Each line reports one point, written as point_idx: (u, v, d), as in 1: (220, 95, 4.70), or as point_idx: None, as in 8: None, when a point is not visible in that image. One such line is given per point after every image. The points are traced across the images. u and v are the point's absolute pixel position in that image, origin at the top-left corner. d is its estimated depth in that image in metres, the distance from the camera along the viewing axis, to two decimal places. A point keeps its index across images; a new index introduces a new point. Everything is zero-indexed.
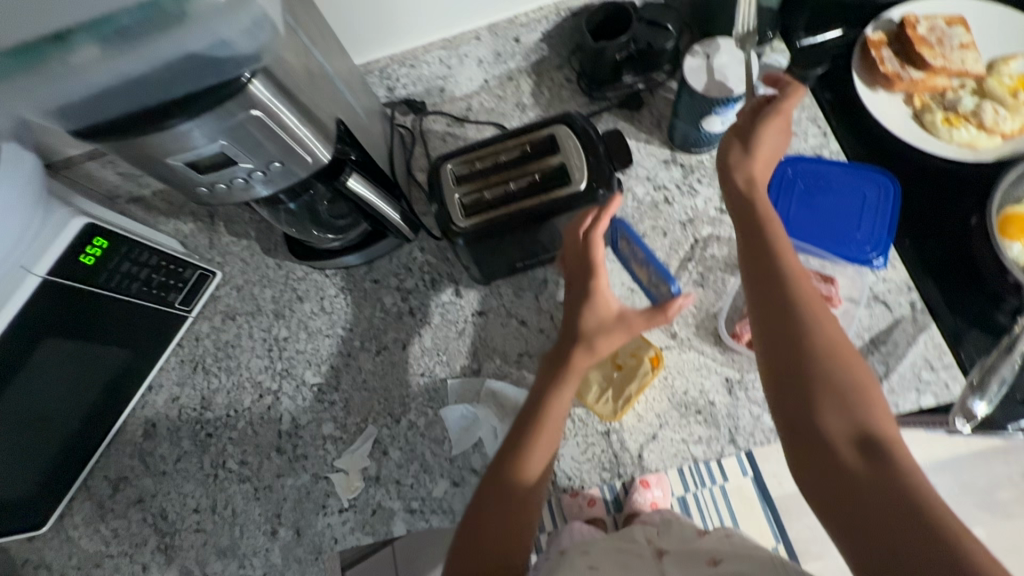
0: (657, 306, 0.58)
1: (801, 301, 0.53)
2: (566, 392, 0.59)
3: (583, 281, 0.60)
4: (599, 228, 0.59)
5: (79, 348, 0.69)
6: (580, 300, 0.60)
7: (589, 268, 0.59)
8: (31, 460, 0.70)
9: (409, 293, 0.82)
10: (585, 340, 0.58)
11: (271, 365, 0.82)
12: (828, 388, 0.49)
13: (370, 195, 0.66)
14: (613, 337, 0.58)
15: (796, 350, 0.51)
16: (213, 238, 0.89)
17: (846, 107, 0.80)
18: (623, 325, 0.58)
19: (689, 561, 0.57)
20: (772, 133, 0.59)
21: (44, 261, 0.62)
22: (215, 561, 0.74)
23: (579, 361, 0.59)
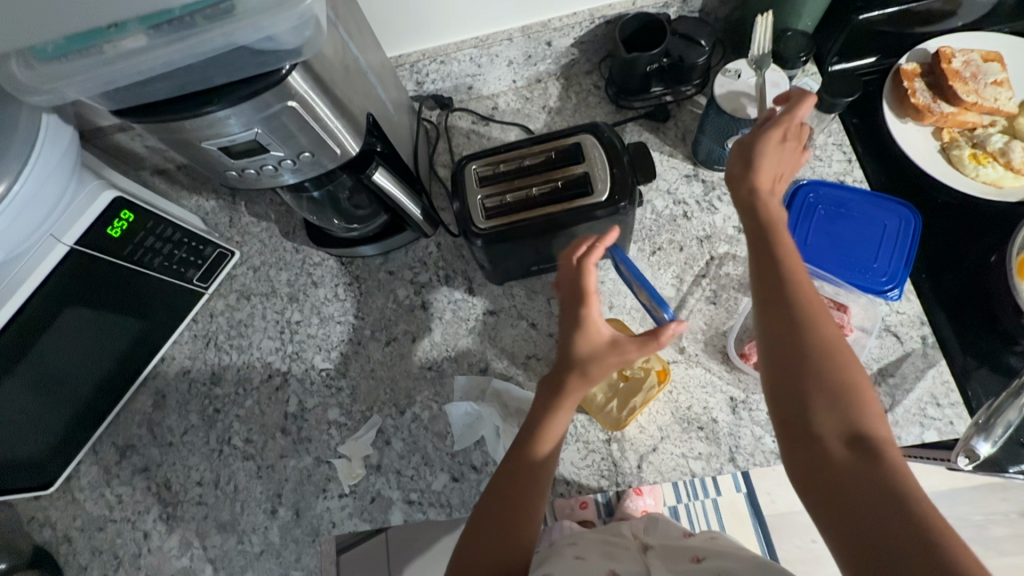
0: (650, 332, 0.53)
1: (801, 298, 0.50)
2: (561, 415, 0.57)
3: (573, 309, 0.57)
4: (594, 256, 0.55)
5: (97, 317, 0.71)
6: (571, 326, 0.56)
7: (579, 296, 0.56)
8: (46, 421, 0.72)
9: (423, 287, 0.83)
10: (579, 367, 0.56)
11: (281, 347, 0.83)
12: (823, 391, 0.47)
13: (394, 190, 0.67)
14: (606, 363, 0.54)
15: (792, 350, 0.49)
16: (234, 217, 0.91)
17: (873, 136, 0.80)
18: (617, 352, 0.54)
19: (672, 557, 0.58)
20: (779, 136, 0.55)
21: (72, 231, 0.63)
22: (214, 534, 0.75)
23: (575, 389, 0.56)
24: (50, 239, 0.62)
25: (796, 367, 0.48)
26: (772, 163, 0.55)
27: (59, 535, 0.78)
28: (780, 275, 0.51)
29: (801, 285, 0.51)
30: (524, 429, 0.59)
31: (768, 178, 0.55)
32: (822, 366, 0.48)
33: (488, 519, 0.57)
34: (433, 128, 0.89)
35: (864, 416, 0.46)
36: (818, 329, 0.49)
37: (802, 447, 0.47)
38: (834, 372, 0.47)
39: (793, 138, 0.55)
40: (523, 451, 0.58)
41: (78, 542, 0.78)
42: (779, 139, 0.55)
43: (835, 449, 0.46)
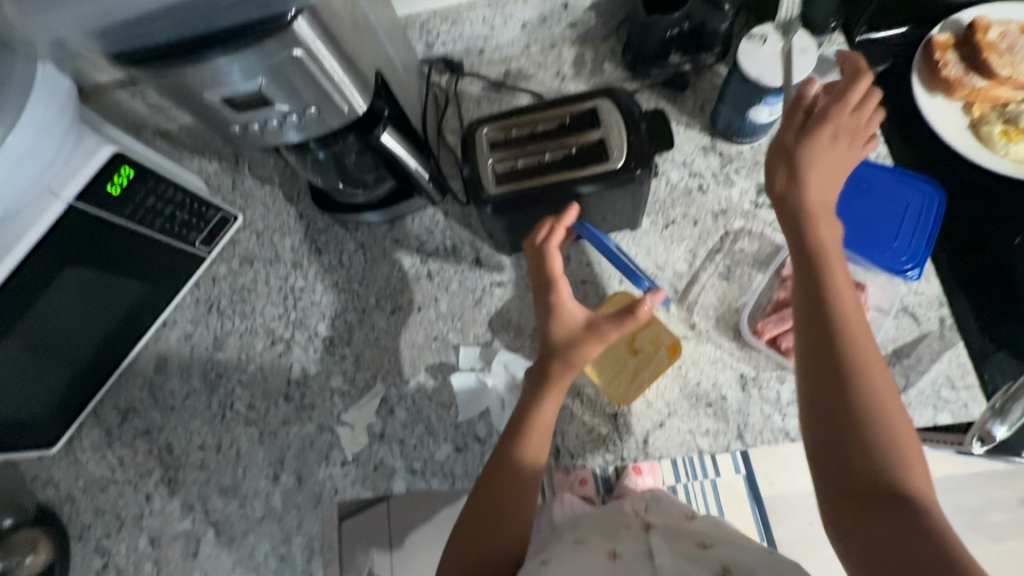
0: (626, 309, 0.60)
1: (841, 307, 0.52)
2: (552, 401, 0.61)
3: (546, 296, 0.63)
4: (554, 240, 0.62)
5: (96, 278, 0.69)
6: (547, 313, 0.63)
7: (549, 281, 0.63)
8: (46, 381, 0.71)
9: (429, 257, 0.81)
10: (562, 352, 0.61)
11: (285, 314, 0.82)
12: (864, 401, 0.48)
13: (403, 152, 0.65)
14: (585, 349, 0.60)
15: (835, 380, 0.50)
16: (237, 181, 0.89)
17: (899, 111, 0.77)
18: (594, 334, 0.60)
19: (677, 540, 0.57)
20: (832, 140, 0.54)
21: (71, 186, 0.61)
22: (216, 498, 0.75)
23: (558, 373, 0.61)
24: (48, 194, 0.60)
25: (844, 382, 0.49)
26: (816, 163, 0.54)
27: (62, 495, 0.78)
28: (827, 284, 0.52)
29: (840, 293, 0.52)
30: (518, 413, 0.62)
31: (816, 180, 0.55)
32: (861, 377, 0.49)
33: (473, 505, 0.58)
34: (442, 93, 0.86)
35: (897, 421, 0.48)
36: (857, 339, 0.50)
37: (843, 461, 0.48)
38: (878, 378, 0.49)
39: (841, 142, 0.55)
40: (516, 447, 0.60)
41: (81, 503, 0.78)
42: (824, 140, 0.55)
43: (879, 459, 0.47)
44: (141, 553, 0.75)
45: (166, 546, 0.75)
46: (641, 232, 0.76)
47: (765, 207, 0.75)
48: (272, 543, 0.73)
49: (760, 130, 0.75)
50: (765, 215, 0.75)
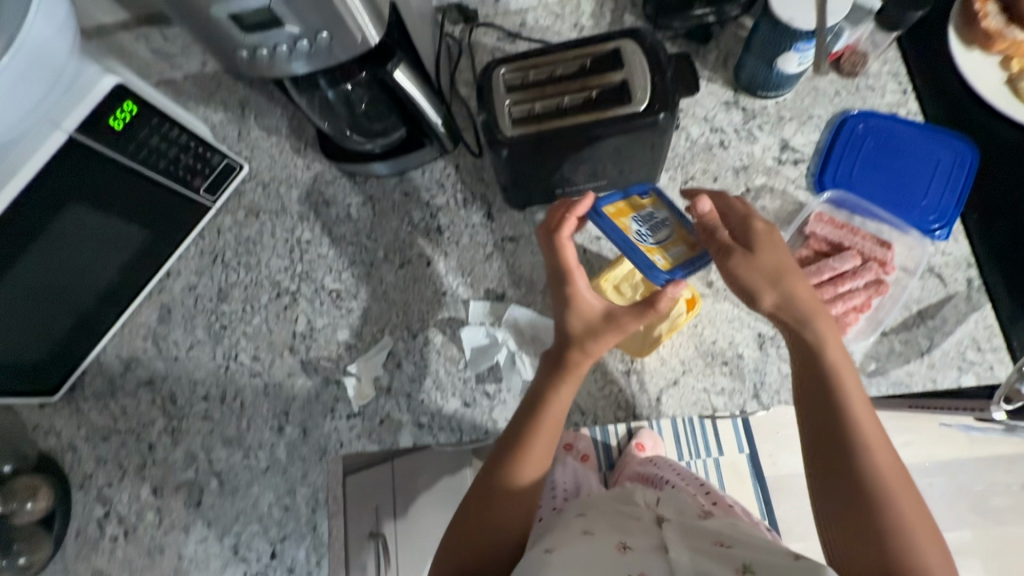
0: (646, 300, 0.58)
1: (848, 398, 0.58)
2: (567, 387, 0.61)
3: (560, 289, 0.62)
4: (566, 230, 0.61)
5: (98, 218, 0.67)
6: (562, 305, 0.61)
7: (564, 273, 0.61)
8: (46, 325, 0.69)
9: (439, 211, 0.79)
10: (578, 345, 0.60)
11: (291, 267, 0.80)
12: (885, 487, 0.55)
13: (416, 92, 0.63)
14: (603, 338, 0.59)
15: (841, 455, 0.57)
16: (243, 131, 0.86)
17: (931, 64, 0.74)
18: (613, 326, 0.58)
19: (694, 538, 0.62)
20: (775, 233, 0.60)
21: (73, 116, 0.58)
22: (220, 449, 0.74)
23: (576, 363, 0.60)
24: (48, 124, 0.58)
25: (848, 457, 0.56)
26: (773, 258, 0.60)
27: (63, 444, 0.77)
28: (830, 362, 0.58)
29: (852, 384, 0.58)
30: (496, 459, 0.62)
31: (790, 274, 0.60)
32: (878, 466, 0.56)
33: (479, 508, 0.61)
34: (456, 44, 0.83)
35: (910, 496, 0.55)
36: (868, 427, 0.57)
37: (872, 549, 0.54)
38: (890, 460, 0.56)
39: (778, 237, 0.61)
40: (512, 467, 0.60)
41: (82, 451, 0.77)
42: (763, 238, 0.60)
43: (906, 542, 0.53)
44: (143, 502, 0.74)
45: (169, 496, 0.74)
46: (659, 187, 0.74)
47: (789, 163, 0.72)
48: (277, 494, 0.73)
49: (787, 83, 0.71)
50: (788, 172, 0.72)
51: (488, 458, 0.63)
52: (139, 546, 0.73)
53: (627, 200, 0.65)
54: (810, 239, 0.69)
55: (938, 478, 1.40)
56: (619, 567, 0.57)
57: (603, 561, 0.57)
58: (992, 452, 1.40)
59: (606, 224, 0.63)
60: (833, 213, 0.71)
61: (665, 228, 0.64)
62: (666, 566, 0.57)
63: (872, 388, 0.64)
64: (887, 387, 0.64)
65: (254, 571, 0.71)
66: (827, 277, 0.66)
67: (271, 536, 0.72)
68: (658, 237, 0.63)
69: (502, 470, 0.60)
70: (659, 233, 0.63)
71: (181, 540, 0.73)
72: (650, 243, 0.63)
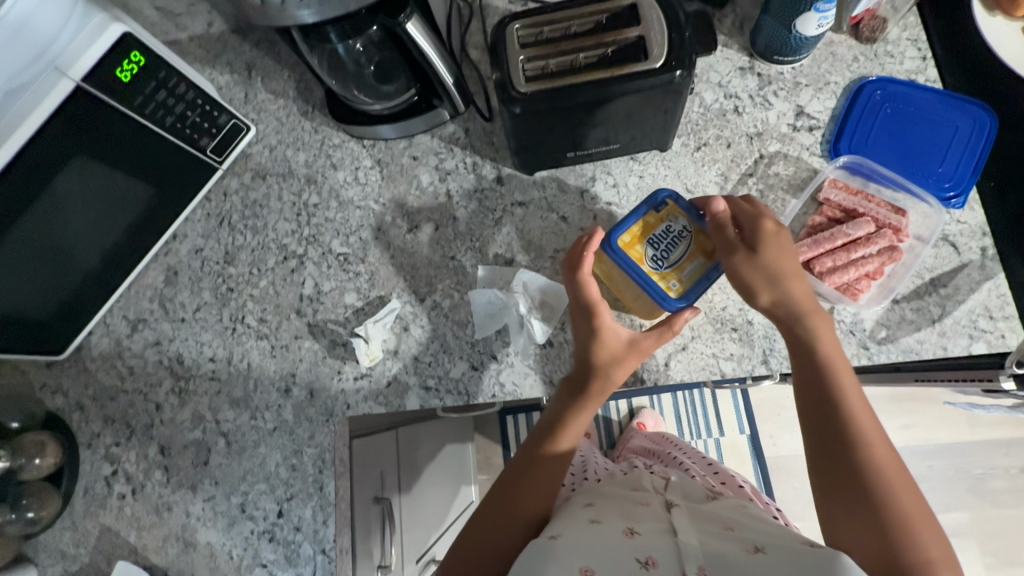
0: (663, 323, 0.63)
1: (843, 392, 0.60)
2: (585, 413, 0.66)
3: (586, 321, 0.65)
4: (587, 267, 0.64)
5: (105, 173, 0.67)
6: (588, 337, 0.65)
7: (590, 309, 0.64)
8: (53, 281, 0.69)
9: (448, 175, 0.78)
10: (601, 373, 0.64)
11: (297, 230, 0.79)
12: (878, 478, 0.57)
13: (427, 48, 0.61)
14: (627, 365, 0.64)
15: (836, 442, 0.59)
16: (249, 93, 0.84)
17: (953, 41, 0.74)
18: (635, 351, 0.64)
19: (706, 521, 0.64)
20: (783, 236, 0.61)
21: (78, 64, 0.58)
22: (227, 409, 0.75)
23: (598, 389, 0.65)
24: (55, 72, 0.58)
25: (844, 444, 0.59)
26: (775, 260, 0.61)
27: (71, 403, 0.77)
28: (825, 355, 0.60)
29: (847, 379, 0.60)
30: (518, 466, 0.68)
31: (789, 275, 0.61)
32: (871, 455, 0.58)
33: (502, 498, 0.65)
34: (466, 6, 0.81)
35: (906, 484, 0.57)
36: (861, 421, 0.59)
37: (871, 538, 0.55)
38: (882, 447, 0.58)
39: (784, 240, 0.62)
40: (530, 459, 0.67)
41: (89, 411, 0.77)
42: (767, 242, 0.61)
43: (904, 528, 0.55)
44: (151, 461, 0.75)
45: (176, 455, 0.75)
46: (671, 153, 0.73)
47: (803, 130, 0.71)
48: (284, 454, 0.73)
49: (804, 48, 0.69)
50: (803, 139, 0.71)
51: (514, 461, 0.68)
52: (146, 503, 0.74)
53: (642, 220, 0.65)
54: (824, 205, 0.70)
55: (936, 460, 1.41)
56: (626, 550, 0.58)
57: (610, 543, 0.58)
58: (991, 435, 1.40)
59: (620, 257, 0.64)
60: (848, 179, 0.71)
61: (680, 247, 0.64)
62: (674, 549, 0.58)
63: (882, 356, 0.64)
64: (896, 354, 0.64)
65: (261, 529, 0.72)
66: (839, 243, 0.67)
67: (277, 495, 0.72)
68: (674, 257, 0.64)
69: (520, 473, 0.66)
70: (674, 254, 0.64)
71: (189, 498, 0.73)
72: (664, 267, 0.64)
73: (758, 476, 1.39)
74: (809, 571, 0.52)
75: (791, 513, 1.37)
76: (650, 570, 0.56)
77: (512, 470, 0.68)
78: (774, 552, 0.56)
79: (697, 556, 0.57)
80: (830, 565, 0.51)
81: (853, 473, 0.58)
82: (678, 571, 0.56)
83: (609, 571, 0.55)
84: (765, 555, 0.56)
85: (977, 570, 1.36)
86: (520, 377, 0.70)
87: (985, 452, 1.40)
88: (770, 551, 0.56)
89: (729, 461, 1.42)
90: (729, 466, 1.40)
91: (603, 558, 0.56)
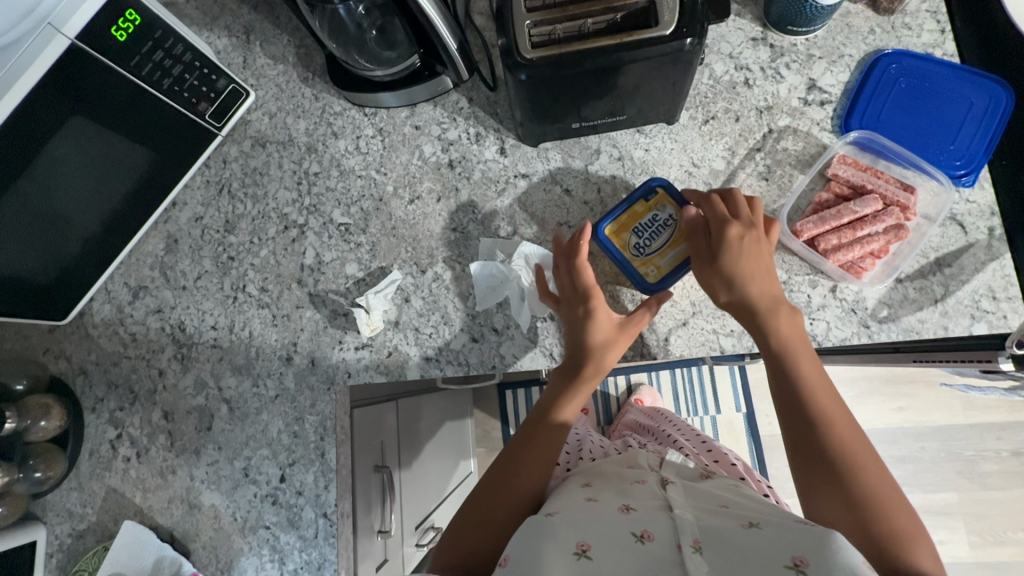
0: (648, 306, 0.64)
1: (804, 382, 0.61)
2: (580, 394, 0.67)
3: (578, 306, 0.65)
4: (580, 254, 0.66)
5: (103, 136, 0.65)
6: (581, 320, 0.65)
7: (584, 293, 0.65)
8: (53, 247, 0.68)
9: (451, 145, 0.77)
10: (596, 356, 0.65)
11: (299, 199, 0.78)
12: (845, 463, 0.58)
13: (430, 11, 0.59)
14: (617, 348, 0.64)
15: (807, 434, 0.60)
16: (249, 58, 0.82)
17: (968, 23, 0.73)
18: (624, 334, 0.64)
19: (701, 499, 0.65)
20: (746, 240, 0.60)
21: (74, 22, 0.57)
22: (229, 376, 0.76)
23: (590, 371, 0.66)
24: (49, 28, 0.56)
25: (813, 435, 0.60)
26: (736, 263, 0.60)
27: (74, 367, 0.78)
28: (790, 350, 0.61)
29: (806, 369, 0.61)
30: (506, 457, 0.68)
31: (752, 274, 0.61)
32: (836, 443, 0.59)
33: (488, 485, 0.67)
34: None
35: (878, 467, 0.58)
36: (822, 410, 0.60)
37: (847, 522, 0.57)
38: (849, 433, 0.59)
39: (752, 240, 0.61)
40: (522, 446, 0.68)
41: (92, 376, 0.78)
42: (738, 244, 0.60)
43: (879, 507, 0.56)
44: (155, 425, 0.76)
45: (180, 420, 0.76)
46: (678, 126, 0.72)
47: (815, 105, 0.70)
48: (285, 421, 0.74)
49: (819, 18, 0.67)
50: (814, 114, 0.70)
51: (502, 451, 0.69)
52: (151, 467, 0.75)
53: (630, 209, 0.68)
54: (831, 181, 0.68)
55: (929, 441, 1.42)
56: (622, 525, 0.59)
57: (606, 520, 0.60)
58: (984, 419, 1.42)
59: (605, 246, 0.68)
60: (858, 155, 0.70)
61: (662, 237, 0.67)
62: (670, 523, 0.59)
63: (882, 335, 0.64)
64: (897, 333, 0.64)
65: (264, 493, 0.73)
66: (846, 220, 0.66)
67: (280, 460, 0.74)
68: (656, 244, 0.67)
69: (509, 461, 0.67)
70: (657, 241, 0.67)
71: (193, 462, 0.75)
72: (645, 254, 0.67)
73: (752, 453, 1.42)
74: (800, 544, 0.53)
75: (783, 490, 1.39)
76: (646, 543, 0.57)
77: (503, 460, 0.68)
78: (768, 527, 0.57)
79: (693, 529, 0.58)
80: (821, 537, 0.52)
81: (821, 461, 0.59)
82: (674, 543, 0.57)
83: (605, 546, 0.57)
84: (759, 529, 0.57)
85: (962, 548, 1.39)
86: (520, 350, 0.71)
87: (977, 435, 1.42)
88: (764, 525, 0.57)
89: (724, 437, 1.44)
90: (723, 443, 1.42)
91: (600, 533, 0.58)
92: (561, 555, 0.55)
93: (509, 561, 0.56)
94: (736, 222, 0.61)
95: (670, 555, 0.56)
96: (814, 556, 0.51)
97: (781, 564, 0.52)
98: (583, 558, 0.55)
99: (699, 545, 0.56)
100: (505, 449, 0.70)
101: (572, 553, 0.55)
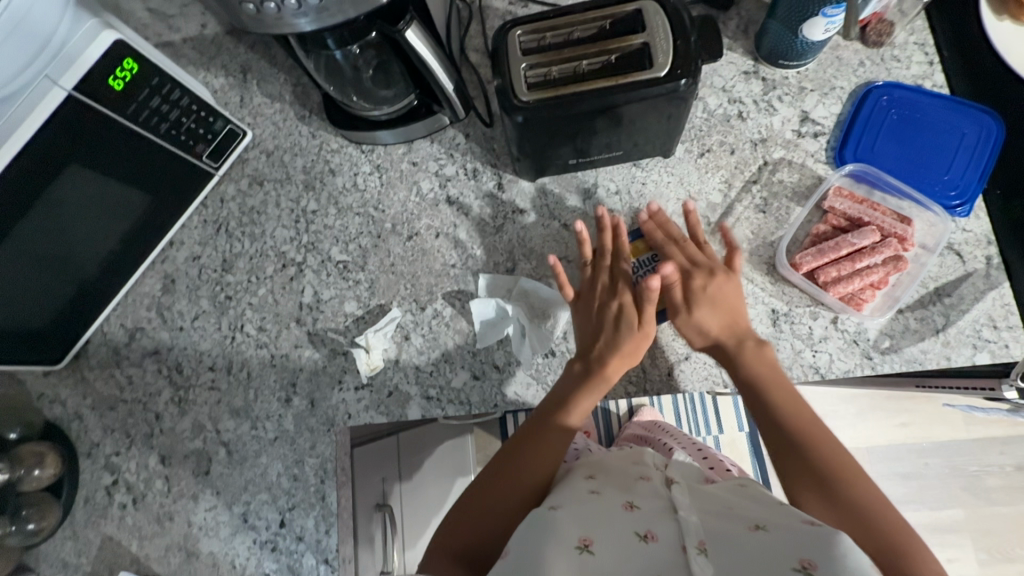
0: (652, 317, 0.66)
1: (772, 408, 0.62)
2: (589, 398, 0.65)
3: (613, 296, 0.67)
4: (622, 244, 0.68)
5: (101, 182, 0.65)
6: (610, 316, 0.66)
7: (621, 286, 0.67)
8: (48, 294, 0.67)
9: (448, 181, 0.77)
10: (615, 356, 0.65)
11: (296, 237, 0.78)
12: (836, 493, 0.58)
13: (427, 56, 0.60)
14: (636, 351, 0.66)
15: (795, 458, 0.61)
16: (246, 96, 0.83)
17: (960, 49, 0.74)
18: (643, 335, 0.65)
19: (707, 498, 0.62)
20: (717, 279, 0.64)
21: (71, 74, 0.57)
22: (227, 419, 0.74)
23: (606, 373, 0.65)
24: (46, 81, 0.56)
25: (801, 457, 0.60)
26: (714, 300, 0.64)
27: (69, 412, 0.77)
28: (762, 372, 0.62)
29: (774, 391, 0.62)
30: (489, 471, 0.66)
31: (723, 305, 0.64)
32: (815, 464, 0.60)
33: (477, 492, 0.65)
34: (466, 8, 0.78)
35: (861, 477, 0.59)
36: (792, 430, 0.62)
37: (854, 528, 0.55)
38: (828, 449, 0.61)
39: (717, 284, 0.64)
40: (521, 456, 0.66)
41: (88, 421, 0.76)
42: (704, 294, 0.64)
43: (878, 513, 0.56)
44: (152, 470, 0.75)
45: (177, 464, 0.74)
46: (675, 160, 0.72)
47: (808, 137, 0.70)
48: (285, 463, 0.73)
49: (810, 53, 0.68)
50: (808, 145, 0.70)
51: (496, 457, 0.67)
52: (148, 513, 0.74)
53: (633, 245, 0.70)
54: (828, 213, 0.69)
55: (932, 457, 1.41)
56: (625, 524, 0.57)
57: (608, 518, 0.58)
58: (985, 433, 1.42)
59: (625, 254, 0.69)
60: (853, 187, 0.71)
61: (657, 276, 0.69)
62: (675, 526, 0.57)
63: (884, 366, 0.64)
64: (900, 364, 0.63)
65: (263, 539, 0.72)
66: (844, 252, 0.67)
67: (279, 505, 0.72)
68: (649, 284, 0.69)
69: (505, 470, 0.65)
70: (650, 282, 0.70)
71: (191, 507, 0.73)
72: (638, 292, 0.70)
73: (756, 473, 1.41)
74: (807, 547, 0.51)
75: None
76: (650, 543, 0.55)
77: (499, 463, 0.66)
78: (775, 530, 0.54)
79: (697, 531, 0.56)
80: (831, 542, 0.50)
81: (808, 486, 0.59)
82: (678, 546, 0.55)
83: (608, 546, 0.54)
84: (766, 532, 0.54)
85: (970, 565, 1.37)
86: (522, 385, 0.70)
87: (980, 450, 1.41)
88: (771, 528, 0.54)
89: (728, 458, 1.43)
90: None
91: (602, 532, 0.56)
92: (561, 549, 0.53)
93: (510, 555, 0.54)
94: (703, 271, 0.65)
95: (673, 557, 0.54)
96: (822, 557, 0.49)
97: (790, 569, 0.50)
98: (584, 553, 0.53)
99: (704, 547, 0.54)
100: (494, 458, 0.68)
101: (576, 549, 0.53)
